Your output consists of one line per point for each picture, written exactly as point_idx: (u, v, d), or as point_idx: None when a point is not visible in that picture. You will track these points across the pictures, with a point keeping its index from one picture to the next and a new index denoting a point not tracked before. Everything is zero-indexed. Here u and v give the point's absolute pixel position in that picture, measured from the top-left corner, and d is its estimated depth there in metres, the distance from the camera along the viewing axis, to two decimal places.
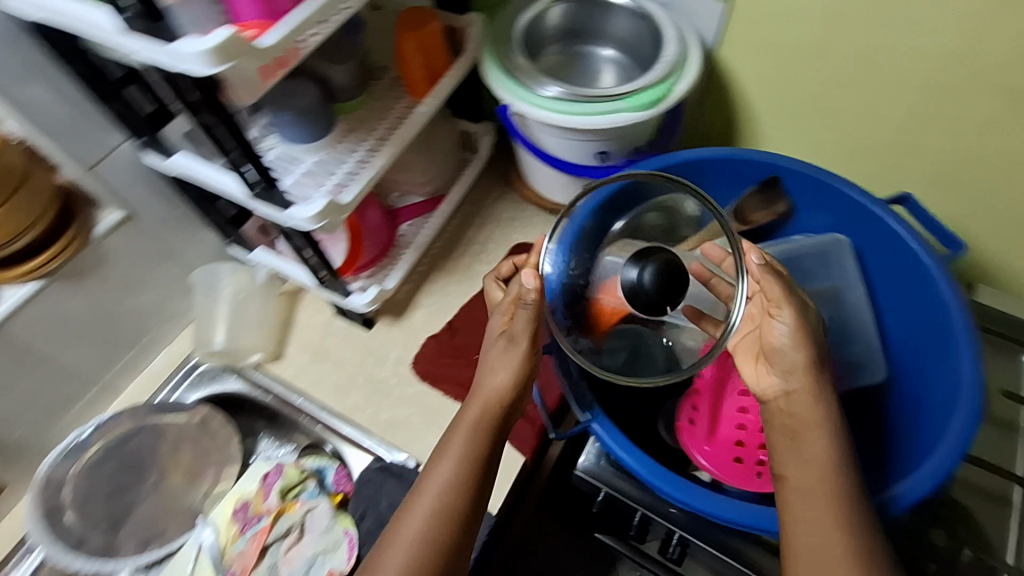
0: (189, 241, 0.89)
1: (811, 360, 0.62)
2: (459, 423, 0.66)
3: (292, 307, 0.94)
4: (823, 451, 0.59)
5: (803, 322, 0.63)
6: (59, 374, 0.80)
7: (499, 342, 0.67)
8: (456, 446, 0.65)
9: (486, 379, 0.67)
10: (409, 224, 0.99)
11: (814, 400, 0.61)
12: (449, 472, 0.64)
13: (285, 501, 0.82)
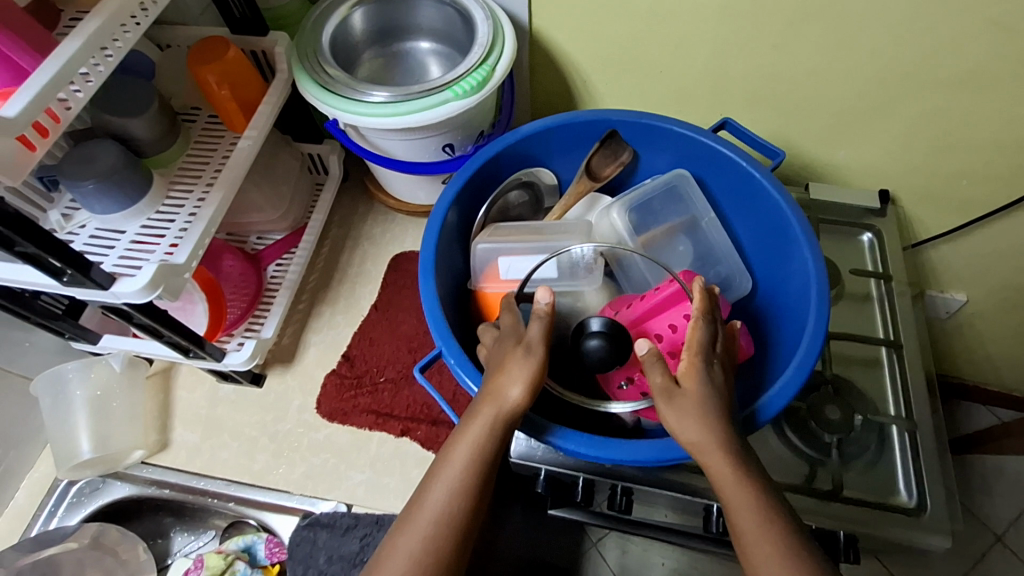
0: (19, 350, 0.78)
1: (707, 422, 0.57)
2: (465, 427, 0.57)
3: (167, 386, 0.86)
4: (745, 502, 0.55)
5: (683, 400, 0.58)
6: None
7: (514, 349, 0.60)
8: (462, 453, 0.55)
9: (497, 384, 0.58)
10: (275, 266, 0.92)
11: (718, 451, 0.56)
12: (456, 486, 0.55)
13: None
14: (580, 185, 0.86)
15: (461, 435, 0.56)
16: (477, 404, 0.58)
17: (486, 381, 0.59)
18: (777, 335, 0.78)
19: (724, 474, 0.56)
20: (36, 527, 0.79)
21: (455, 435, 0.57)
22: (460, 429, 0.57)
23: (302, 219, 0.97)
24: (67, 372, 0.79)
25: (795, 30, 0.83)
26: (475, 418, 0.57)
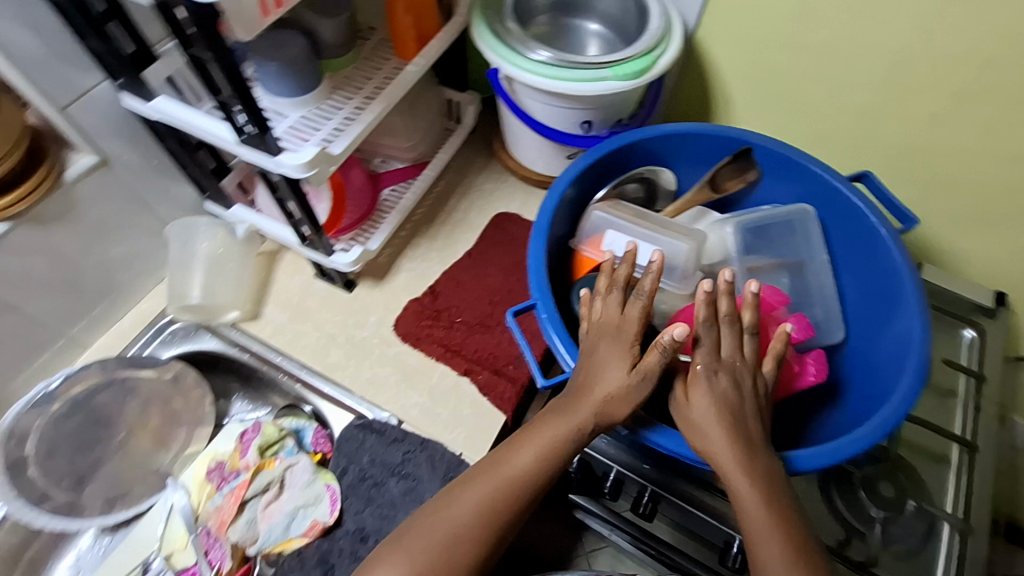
0: (165, 193, 0.87)
1: (721, 432, 0.61)
2: (566, 414, 0.63)
3: (270, 267, 0.94)
4: (757, 514, 0.58)
5: (701, 410, 0.62)
6: (25, 326, 0.77)
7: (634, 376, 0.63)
8: (555, 434, 0.62)
9: (605, 382, 0.63)
10: (391, 189, 0.98)
11: (732, 461, 0.60)
12: (539, 460, 0.61)
13: (263, 458, 0.80)
14: (700, 194, 0.87)
15: (558, 419, 0.62)
16: (580, 389, 0.64)
17: (595, 375, 0.64)
18: (844, 407, 0.77)
19: (741, 482, 0.59)
20: (133, 348, 0.88)
21: (551, 418, 0.63)
22: (560, 414, 0.63)
23: (426, 155, 1.02)
24: (198, 225, 0.88)
25: (961, 106, 0.81)
26: (576, 408, 0.62)
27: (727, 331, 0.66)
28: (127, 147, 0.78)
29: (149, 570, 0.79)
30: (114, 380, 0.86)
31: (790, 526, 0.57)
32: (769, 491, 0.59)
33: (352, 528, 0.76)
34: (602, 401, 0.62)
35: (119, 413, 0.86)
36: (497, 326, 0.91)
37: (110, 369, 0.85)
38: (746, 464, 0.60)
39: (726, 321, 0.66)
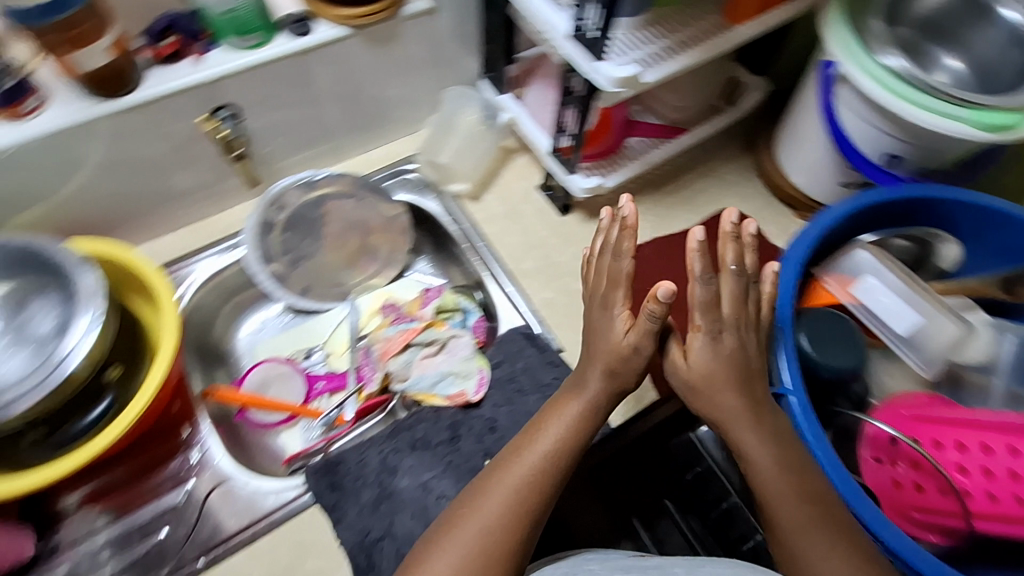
0: (455, 59, 0.93)
1: (726, 392, 0.58)
2: (574, 399, 0.63)
3: (504, 161, 0.98)
4: (779, 480, 0.55)
5: (704, 361, 0.59)
6: (313, 121, 0.88)
7: (628, 353, 0.62)
8: (570, 421, 0.61)
9: (610, 347, 0.63)
10: (639, 140, 0.95)
11: (745, 427, 0.57)
12: (557, 446, 0.60)
13: (435, 318, 0.88)
14: (985, 288, 0.76)
15: (568, 402, 0.63)
16: (588, 364, 0.64)
17: (602, 346, 0.64)
18: None
19: (759, 445, 0.56)
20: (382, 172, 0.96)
21: (561, 403, 0.63)
22: (569, 399, 0.63)
23: (686, 125, 0.97)
24: (472, 97, 0.96)
25: None
26: (585, 384, 0.63)
27: (731, 283, 0.59)
28: (454, 5, 0.85)
29: (310, 356, 0.90)
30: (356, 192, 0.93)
31: (815, 497, 0.54)
32: (788, 461, 0.56)
33: (486, 416, 0.79)
34: (609, 369, 0.63)
35: (349, 218, 0.94)
36: None
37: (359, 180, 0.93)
38: (756, 428, 0.57)
39: (722, 277, 0.60)
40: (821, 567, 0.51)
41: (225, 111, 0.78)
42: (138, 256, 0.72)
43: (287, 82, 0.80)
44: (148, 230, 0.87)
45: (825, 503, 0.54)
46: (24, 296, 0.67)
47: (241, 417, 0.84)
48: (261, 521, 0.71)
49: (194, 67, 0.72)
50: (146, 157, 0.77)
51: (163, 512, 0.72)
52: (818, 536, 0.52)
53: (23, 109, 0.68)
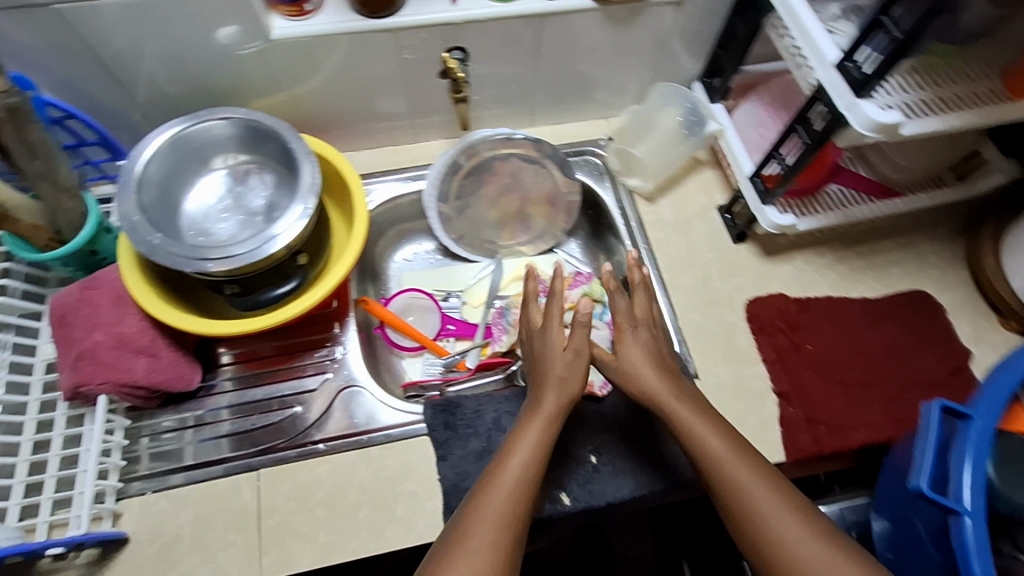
0: (679, 56, 0.89)
1: (651, 371, 0.68)
2: (542, 408, 0.66)
3: (690, 170, 0.95)
4: (734, 464, 0.61)
5: (638, 355, 0.70)
6: (523, 82, 0.89)
7: (567, 354, 0.69)
8: (538, 432, 0.64)
9: (556, 382, 0.68)
10: (840, 188, 0.88)
11: (687, 410, 0.65)
12: (532, 457, 0.62)
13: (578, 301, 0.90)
14: None
15: (530, 422, 0.65)
16: (541, 394, 0.68)
17: (553, 373, 0.68)
18: None
19: (717, 442, 0.62)
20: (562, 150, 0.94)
21: (526, 422, 0.65)
22: (533, 418, 0.65)
23: (899, 187, 0.88)
24: (683, 97, 0.90)
25: None
26: (540, 404, 0.67)
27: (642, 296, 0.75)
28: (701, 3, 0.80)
29: (447, 300, 0.95)
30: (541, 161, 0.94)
31: (772, 480, 0.59)
32: (739, 453, 0.61)
33: (604, 413, 0.77)
34: (561, 395, 0.67)
35: (524, 184, 0.95)
36: (839, 384, 0.80)
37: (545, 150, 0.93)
38: (691, 405, 0.66)
39: (640, 311, 0.74)
40: (802, 547, 0.55)
41: (457, 53, 0.79)
42: (346, 164, 0.79)
43: (518, 41, 0.81)
44: (347, 140, 0.94)
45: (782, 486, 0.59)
46: (259, 175, 0.77)
47: (378, 330, 0.91)
48: (377, 433, 0.76)
49: (451, 7, 0.75)
50: (376, 75, 0.82)
51: (299, 391, 0.79)
52: (791, 522, 0.56)
53: (305, 9, 0.73)
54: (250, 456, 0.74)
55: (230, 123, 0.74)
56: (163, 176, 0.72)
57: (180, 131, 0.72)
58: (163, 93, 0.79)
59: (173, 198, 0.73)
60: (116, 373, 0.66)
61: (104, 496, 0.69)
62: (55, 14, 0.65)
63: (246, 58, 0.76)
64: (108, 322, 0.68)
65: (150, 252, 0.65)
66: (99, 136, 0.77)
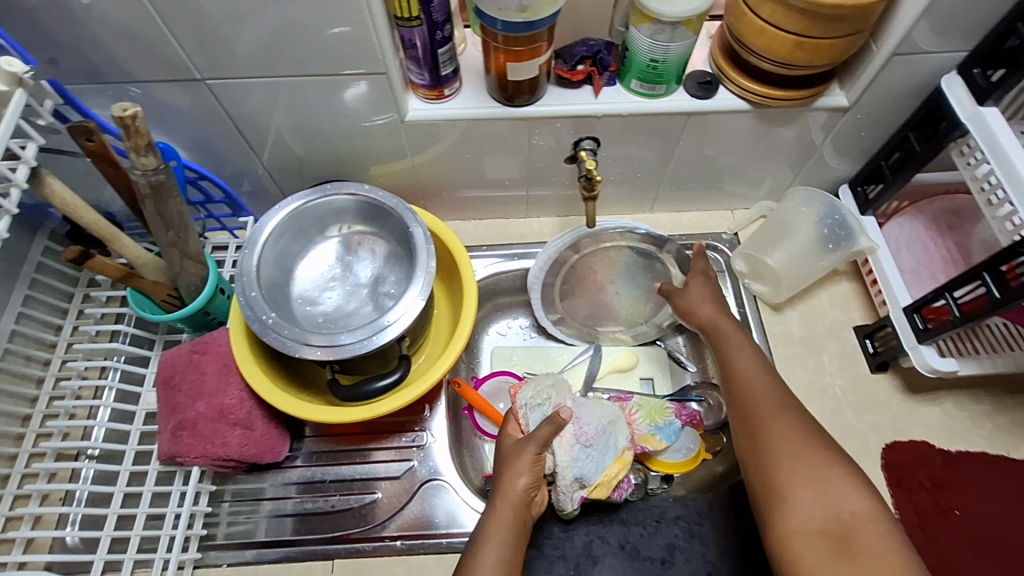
0: (829, 158, 0.80)
1: (709, 307, 0.70)
2: (504, 508, 0.58)
3: (824, 281, 0.85)
4: (769, 392, 0.60)
5: (708, 295, 0.71)
6: (651, 170, 0.83)
7: (516, 451, 0.62)
8: (500, 530, 0.56)
9: (512, 485, 0.59)
10: (1005, 325, 0.75)
11: (731, 341, 0.66)
12: (506, 551, 0.55)
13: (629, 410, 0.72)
14: None
15: (493, 523, 0.57)
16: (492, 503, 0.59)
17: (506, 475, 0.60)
18: None
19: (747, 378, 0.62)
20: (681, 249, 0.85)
21: (487, 525, 0.57)
22: (492, 520, 0.57)
23: None
24: (832, 207, 0.78)
25: None
26: (499, 507, 0.59)
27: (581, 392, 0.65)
28: (872, 112, 0.70)
29: None
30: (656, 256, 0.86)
31: (798, 416, 0.58)
32: (763, 392, 0.60)
33: (707, 557, 0.69)
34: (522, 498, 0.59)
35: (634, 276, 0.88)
36: (994, 565, 0.69)
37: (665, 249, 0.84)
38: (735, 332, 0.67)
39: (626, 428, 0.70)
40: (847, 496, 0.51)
41: (588, 143, 0.73)
42: (458, 246, 0.75)
43: (656, 135, 0.75)
44: (458, 209, 0.91)
45: (808, 423, 0.57)
46: (371, 247, 0.75)
47: (467, 412, 0.84)
48: (458, 539, 0.71)
49: (592, 100, 0.70)
50: (500, 153, 0.78)
51: (382, 477, 0.75)
52: (808, 457, 0.54)
53: (444, 93, 0.70)
54: (326, 541, 0.71)
55: (353, 199, 0.73)
56: (282, 247, 0.71)
57: (303, 205, 0.72)
58: (289, 155, 0.78)
59: (287, 267, 0.72)
60: (212, 447, 0.65)
61: (182, 564, 0.68)
62: (201, 85, 0.65)
63: (375, 130, 0.74)
64: (210, 391, 0.67)
65: (261, 331, 0.64)
66: (226, 194, 0.78)
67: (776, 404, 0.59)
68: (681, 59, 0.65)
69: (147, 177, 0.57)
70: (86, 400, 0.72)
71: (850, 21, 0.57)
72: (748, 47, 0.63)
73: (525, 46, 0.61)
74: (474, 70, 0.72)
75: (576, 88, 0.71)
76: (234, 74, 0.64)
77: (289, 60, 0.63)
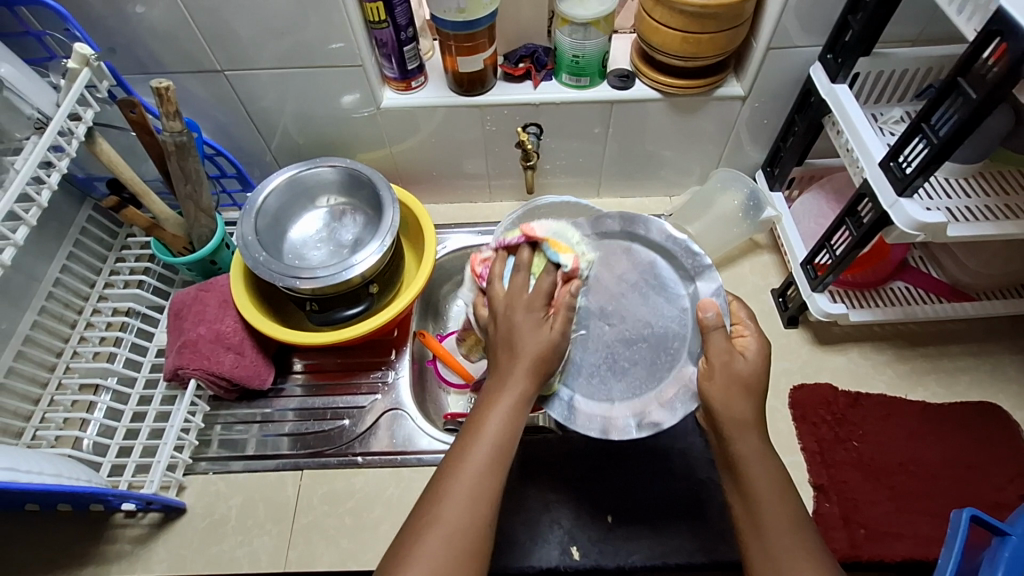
0: (742, 144, 0.94)
1: (743, 389, 0.56)
2: (511, 368, 0.53)
3: (746, 252, 0.97)
4: (772, 498, 0.52)
5: (758, 370, 0.57)
6: (592, 157, 0.97)
7: (535, 312, 0.55)
8: (505, 405, 0.53)
9: (532, 345, 0.54)
10: (907, 286, 0.87)
11: (742, 425, 0.54)
12: (513, 412, 0.53)
13: (531, 260, 0.60)
14: None
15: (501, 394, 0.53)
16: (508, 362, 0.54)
17: (524, 342, 0.54)
18: None
19: (750, 470, 0.53)
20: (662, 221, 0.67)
21: (495, 392, 0.54)
22: (500, 391, 0.53)
23: (973, 291, 0.87)
24: (743, 183, 0.92)
25: None
26: (511, 374, 0.53)
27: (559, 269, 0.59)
28: (764, 99, 0.85)
29: None
30: (634, 245, 0.68)
31: (801, 511, 0.53)
32: (766, 479, 0.53)
33: (627, 474, 0.78)
34: (538, 357, 0.54)
35: None
36: (887, 488, 0.76)
37: (640, 227, 0.67)
38: (749, 417, 0.55)
39: (534, 291, 0.56)
40: None
41: (533, 128, 0.89)
42: (426, 215, 0.92)
43: (589, 123, 0.90)
44: (433, 194, 1.07)
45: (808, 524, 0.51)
46: (352, 215, 0.90)
47: (430, 364, 0.96)
48: (411, 456, 0.82)
49: (532, 90, 0.86)
50: (463, 137, 0.94)
51: (351, 406, 0.87)
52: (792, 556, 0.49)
53: (412, 85, 0.87)
54: (299, 456, 0.83)
55: (335, 171, 0.89)
56: (278, 208, 0.87)
57: (297, 174, 0.88)
58: (290, 141, 0.95)
59: (284, 225, 0.87)
60: (208, 363, 0.79)
61: (176, 468, 0.80)
62: (222, 78, 0.83)
63: (359, 120, 0.91)
64: (210, 319, 0.81)
65: (254, 266, 0.78)
66: (236, 171, 0.95)
67: (780, 501, 0.52)
68: (599, 55, 0.80)
69: (174, 137, 0.73)
70: (110, 334, 0.87)
71: (724, 18, 0.72)
72: (651, 45, 0.79)
73: (471, 42, 0.78)
74: (440, 70, 0.90)
75: (518, 82, 0.87)
76: (247, 69, 0.82)
77: (289, 57, 0.80)
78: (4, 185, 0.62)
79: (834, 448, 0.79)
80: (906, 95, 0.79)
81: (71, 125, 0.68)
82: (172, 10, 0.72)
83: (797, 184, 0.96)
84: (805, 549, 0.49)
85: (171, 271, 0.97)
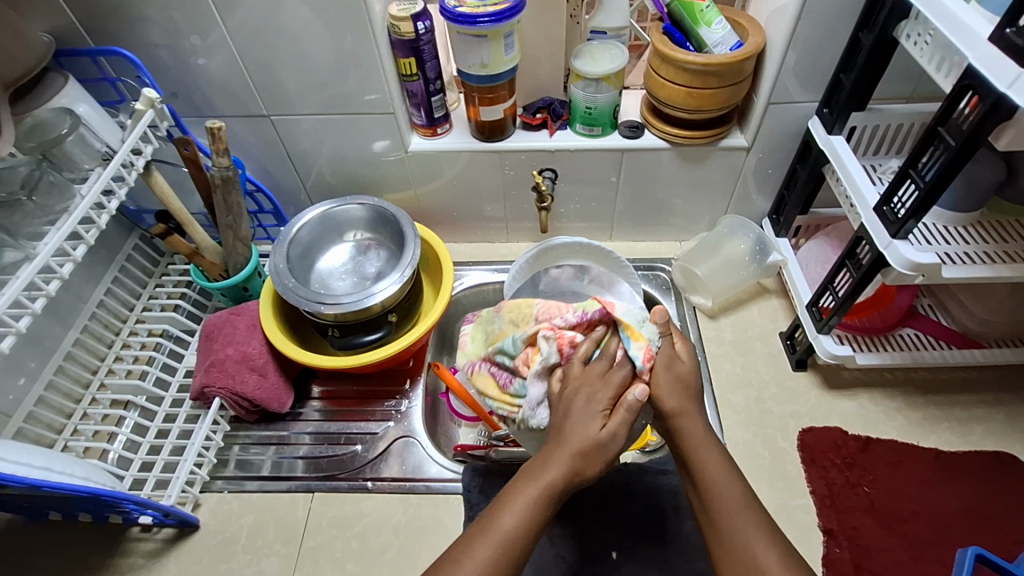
0: (749, 192, 0.98)
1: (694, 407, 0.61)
2: (529, 488, 0.54)
3: (755, 296, 1.00)
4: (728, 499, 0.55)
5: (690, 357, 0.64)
6: (605, 202, 1.02)
7: (583, 396, 0.58)
8: (526, 501, 0.54)
9: (572, 432, 0.57)
10: (916, 333, 0.88)
11: (698, 441, 0.59)
12: (535, 505, 0.54)
13: (609, 346, 0.63)
14: None
15: (525, 487, 0.55)
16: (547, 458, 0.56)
17: (568, 434, 0.57)
18: None
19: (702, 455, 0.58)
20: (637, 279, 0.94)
21: (518, 487, 0.55)
22: (525, 483, 0.55)
23: (982, 339, 0.87)
24: (750, 229, 0.96)
25: None
26: (544, 468, 0.55)
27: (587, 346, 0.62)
28: (766, 149, 0.90)
29: None
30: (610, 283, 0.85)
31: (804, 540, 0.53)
32: (718, 476, 0.57)
33: (632, 509, 0.78)
34: (580, 451, 0.56)
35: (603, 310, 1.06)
36: (900, 535, 0.75)
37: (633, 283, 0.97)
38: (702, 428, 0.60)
39: (605, 383, 0.59)
40: None
41: (547, 173, 0.96)
42: (446, 250, 0.97)
43: (601, 170, 0.95)
44: (453, 233, 1.13)
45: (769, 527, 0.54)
46: (376, 250, 0.96)
47: (443, 396, 0.97)
48: (419, 482, 0.84)
49: (548, 138, 0.93)
50: (485, 182, 1.00)
51: (364, 432, 0.89)
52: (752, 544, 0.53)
53: (437, 131, 0.95)
54: (312, 479, 0.85)
55: (363, 208, 0.95)
56: (308, 241, 0.93)
57: (329, 210, 0.94)
58: (324, 181, 1.03)
59: (311, 257, 0.93)
60: (233, 382, 0.83)
61: (193, 484, 0.83)
62: (267, 122, 0.92)
63: (389, 163, 0.98)
64: (239, 341, 0.86)
65: (284, 293, 0.83)
66: (273, 207, 1.03)
67: (726, 478, 0.57)
68: (610, 107, 0.87)
69: (222, 172, 0.81)
70: (143, 354, 0.92)
71: (726, 74, 0.78)
72: (658, 99, 0.85)
73: (492, 93, 0.85)
74: (464, 119, 0.98)
75: (536, 131, 0.94)
76: (290, 115, 0.90)
77: (328, 105, 0.88)
78: (70, 209, 0.68)
79: (842, 492, 0.79)
80: (903, 147, 0.83)
81: (133, 159, 0.76)
82: (229, 61, 0.82)
83: (804, 232, 0.99)
84: (756, 524, 0.54)
85: (205, 298, 1.03)
